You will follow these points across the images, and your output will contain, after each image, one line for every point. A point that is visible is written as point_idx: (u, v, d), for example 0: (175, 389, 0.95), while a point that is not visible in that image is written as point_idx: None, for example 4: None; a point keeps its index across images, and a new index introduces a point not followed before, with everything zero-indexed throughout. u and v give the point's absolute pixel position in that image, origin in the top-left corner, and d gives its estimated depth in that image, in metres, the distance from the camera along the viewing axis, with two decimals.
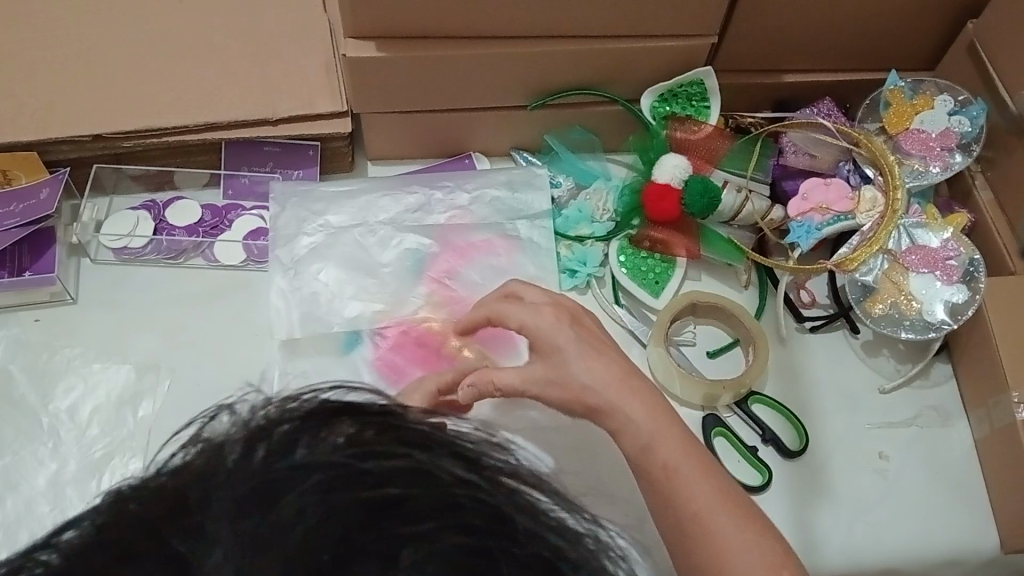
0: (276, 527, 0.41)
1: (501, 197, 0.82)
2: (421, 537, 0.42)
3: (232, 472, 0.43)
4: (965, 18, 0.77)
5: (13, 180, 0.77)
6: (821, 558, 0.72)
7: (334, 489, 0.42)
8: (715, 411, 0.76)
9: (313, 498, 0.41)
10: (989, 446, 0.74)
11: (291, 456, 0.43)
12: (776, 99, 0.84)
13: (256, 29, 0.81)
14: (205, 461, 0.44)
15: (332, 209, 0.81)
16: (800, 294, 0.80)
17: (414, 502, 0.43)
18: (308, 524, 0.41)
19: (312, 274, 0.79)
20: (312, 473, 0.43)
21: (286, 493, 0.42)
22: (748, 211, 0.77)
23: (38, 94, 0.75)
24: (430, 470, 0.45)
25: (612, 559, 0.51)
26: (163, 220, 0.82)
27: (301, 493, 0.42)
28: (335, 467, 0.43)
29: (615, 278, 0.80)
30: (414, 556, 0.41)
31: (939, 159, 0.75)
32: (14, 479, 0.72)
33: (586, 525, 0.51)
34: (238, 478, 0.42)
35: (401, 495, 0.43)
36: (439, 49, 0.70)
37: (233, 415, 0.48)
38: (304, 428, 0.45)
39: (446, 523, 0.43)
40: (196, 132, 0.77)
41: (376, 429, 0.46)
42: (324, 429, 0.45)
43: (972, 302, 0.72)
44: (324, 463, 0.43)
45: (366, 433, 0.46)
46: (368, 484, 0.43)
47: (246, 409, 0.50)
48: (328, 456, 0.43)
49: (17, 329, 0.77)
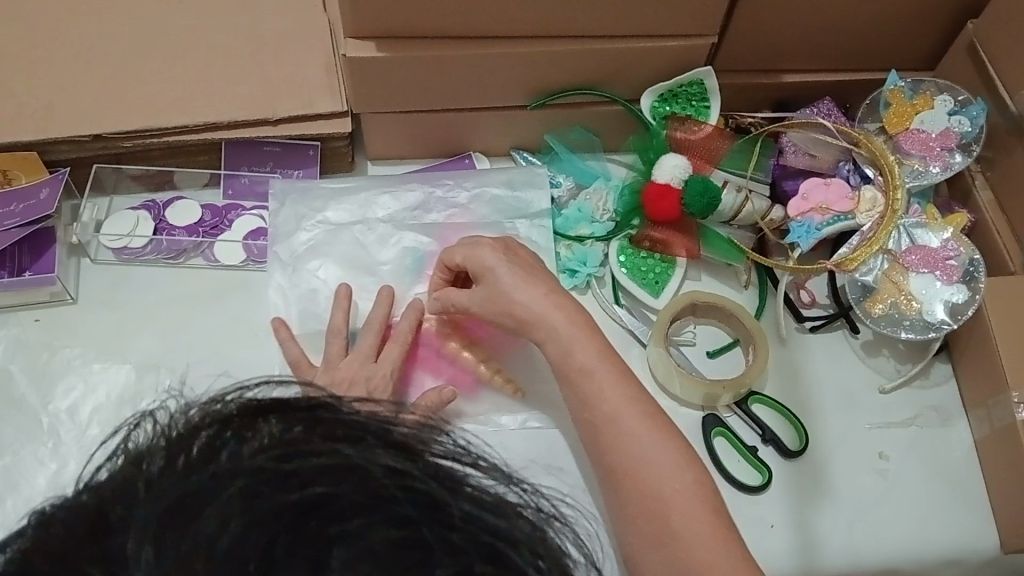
0: (204, 539, 0.42)
1: (501, 196, 0.82)
2: (350, 536, 0.43)
3: (160, 485, 0.44)
4: (965, 19, 0.77)
5: (13, 180, 0.77)
6: (821, 559, 0.72)
7: (258, 494, 0.44)
8: (715, 410, 0.76)
9: (238, 501, 0.43)
10: (989, 446, 0.74)
11: (218, 461, 0.45)
12: (776, 99, 0.84)
13: (256, 28, 0.81)
14: (130, 475, 0.45)
15: (332, 206, 0.81)
16: (800, 294, 0.80)
17: (340, 501, 0.44)
18: (234, 533, 0.42)
19: (312, 274, 0.79)
20: (234, 479, 0.44)
21: (210, 503, 0.43)
22: (749, 212, 0.77)
23: (38, 94, 0.75)
24: (360, 466, 0.46)
25: (552, 526, 0.53)
26: (163, 220, 0.82)
27: (222, 499, 0.43)
28: (253, 473, 0.44)
29: (615, 278, 0.80)
30: (345, 555, 0.42)
31: (939, 159, 0.75)
32: (14, 479, 0.72)
33: (525, 496, 0.52)
34: (166, 490, 0.43)
35: (327, 494, 0.44)
36: (438, 49, 0.70)
37: (174, 419, 0.49)
38: (234, 427, 0.47)
39: (377, 517, 0.44)
40: (196, 132, 0.77)
41: (304, 425, 0.48)
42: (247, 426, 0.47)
43: (972, 302, 0.72)
44: (248, 467, 0.44)
45: (294, 429, 0.47)
46: (291, 484, 0.44)
47: (181, 413, 0.51)
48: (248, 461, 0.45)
49: (17, 330, 0.77)
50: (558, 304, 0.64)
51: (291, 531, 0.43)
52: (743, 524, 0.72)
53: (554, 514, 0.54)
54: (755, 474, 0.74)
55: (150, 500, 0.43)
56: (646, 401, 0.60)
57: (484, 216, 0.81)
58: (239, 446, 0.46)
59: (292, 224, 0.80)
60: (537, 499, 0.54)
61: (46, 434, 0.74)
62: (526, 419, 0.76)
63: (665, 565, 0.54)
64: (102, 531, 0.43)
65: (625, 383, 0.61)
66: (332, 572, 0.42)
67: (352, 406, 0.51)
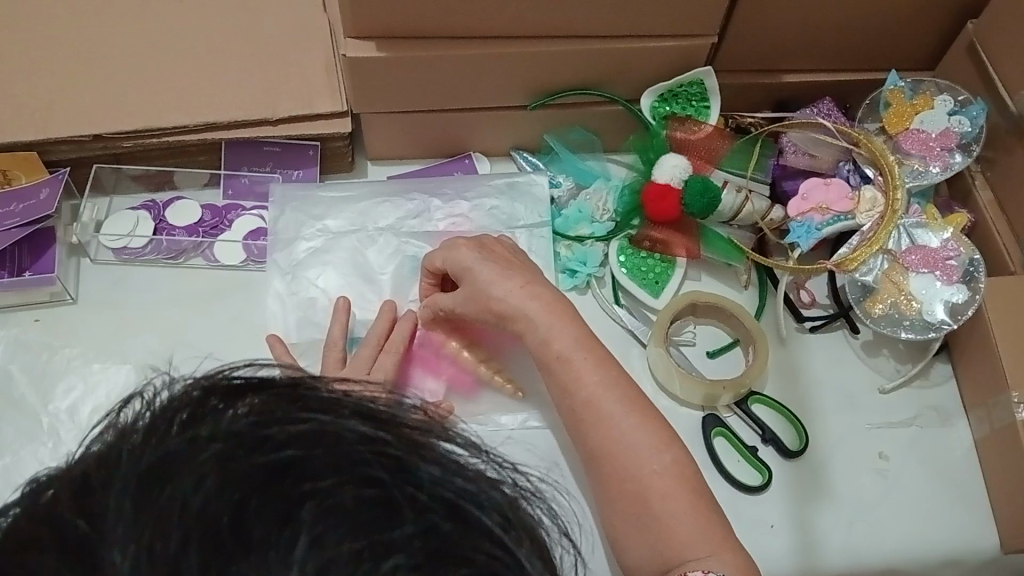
0: (173, 500, 0.41)
1: (500, 206, 0.82)
2: (320, 493, 0.42)
3: (131, 454, 0.43)
4: (965, 19, 0.77)
5: (13, 180, 0.77)
6: (821, 558, 0.72)
7: (232, 457, 0.43)
8: (715, 410, 0.76)
9: (213, 462, 0.42)
10: (989, 446, 0.74)
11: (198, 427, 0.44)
12: (776, 99, 0.84)
13: (257, 29, 0.81)
14: (106, 450, 0.44)
15: (332, 214, 0.81)
16: (800, 294, 0.80)
17: (313, 461, 0.43)
18: (205, 491, 0.41)
19: (310, 279, 0.79)
20: (209, 445, 0.43)
21: (184, 467, 0.42)
22: (749, 212, 0.77)
23: (38, 94, 0.75)
24: (334, 431, 0.45)
25: (529, 500, 0.52)
26: (163, 220, 0.82)
27: (195, 463, 0.42)
28: (230, 437, 0.44)
29: (615, 278, 0.80)
30: (314, 510, 0.41)
31: (939, 159, 0.75)
32: (14, 479, 0.72)
33: (499, 470, 0.52)
34: (137, 458, 0.43)
35: (298, 456, 0.43)
36: (438, 49, 0.70)
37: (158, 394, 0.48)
38: (211, 402, 0.46)
39: (343, 477, 0.43)
40: (196, 132, 0.77)
41: (283, 397, 0.46)
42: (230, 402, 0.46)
43: (972, 302, 0.72)
44: (224, 434, 0.44)
45: (274, 400, 0.46)
46: (263, 448, 0.43)
47: (162, 390, 0.49)
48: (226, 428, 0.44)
49: (17, 329, 0.77)
50: (557, 304, 0.64)
51: (263, 490, 0.42)
52: (743, 523, 0.72)
53: (531, 489, 0.54)
54: (755, 474, 0.74)
55: (123, 467, 0.42)
56: (646, 401, 0.60)
57: (482, 222, 0.81)
58: (222, 412, 0.45)
59: (292, 225, 0.80)
60: (512, 475, 0.53)
61: (46, 434, 0.73)
62: (526, 418, 0.76)
63: (666, 564, 0.54)
64: (79, 494, 0.42)
65: (625, 383, 0.60)
66: (302, 526, 0.41)
67: (332, 385, 0.49)
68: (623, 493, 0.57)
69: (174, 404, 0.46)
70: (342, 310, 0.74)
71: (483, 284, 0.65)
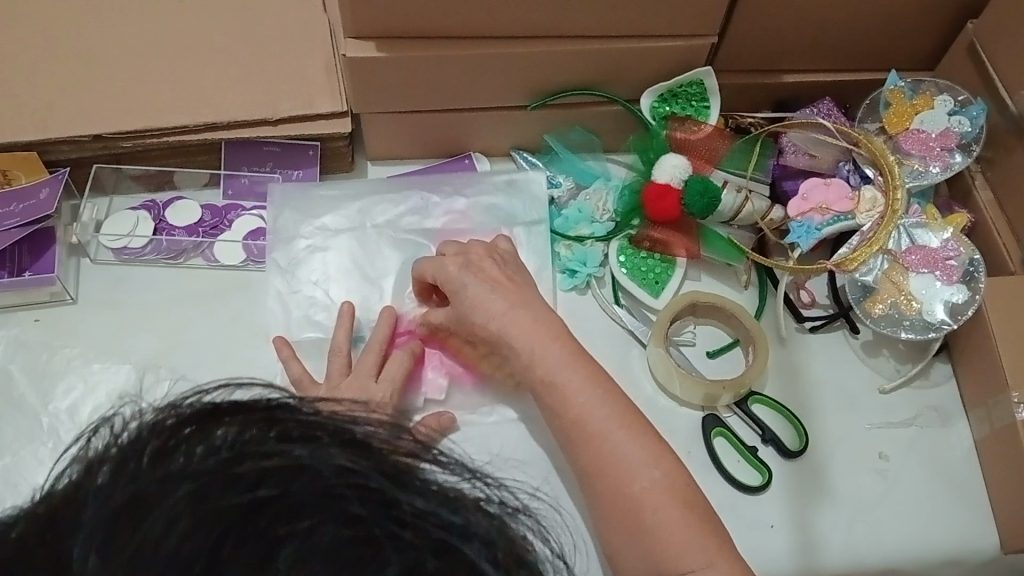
0: (145, 543, 0.42)
1: (500, 204, 0.81)
2: (296, 535, 0.43)
3: (101, 494, 0.44)
4: (966, 18, 0.77)
5: (13, 180, 0.77)
6: (821, 558, 0.72)
7: (205, 496, 0.44)
8: (715, 411, 0.76)
9: (183, 503, 0.43)
10: (989, 446, 0.74)
11: (170, 462, 0.45)
12: (776, 99, 0.84)
13: (256, 29, 0.81)
14: (75, 488, 0.45)
15: (331, 212, 0.81)
16: (800, 294, 0.80)
17: (285, 501, 0.44)
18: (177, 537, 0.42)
19: (305, 283, 0.79)
20: (181, 485, 0.44)
21: (156, 507, 0.43)
22: (749, 211, 0.77)
23: (37, 94, 0.75)
24: (311, 466, 0.45)
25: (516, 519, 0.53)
26: (163, 220, 0.82)
27: (168, 503, 0.43)
28: (202, 475, 0.44)
29: (615, 278, 0.80)
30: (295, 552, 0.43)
31: (939, 159, 0.75)
32: (14, 480, 0.71)
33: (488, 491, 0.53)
34: (106, 500, 0.44)
35: (270, 496, 0.44)
36: (437, 49, 0.70)
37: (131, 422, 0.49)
38: (184, 433, 0.47)
39: (323, 516, 0.44)
40: (196, 132, 0.77)
41: (258, 427, 0.47)
42: (203, 430, 0.47)
43: (972, 302, 0.72)
44: (196, 471, 0.44)
45: (249, 432, 0.47)
46: (238, 486, 0.44)
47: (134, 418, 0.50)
48: (199, 465, 0.45)
49: (17, 329, 0.77)
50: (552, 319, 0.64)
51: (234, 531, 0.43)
52: (743, 523, 0.72)
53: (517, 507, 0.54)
54: (755, 474, 0.74)
55: (94, 509, 0.43)
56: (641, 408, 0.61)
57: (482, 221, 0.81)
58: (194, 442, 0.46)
59: (294, 226, 0.80)
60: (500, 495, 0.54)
61: (46, 435, 0.73)
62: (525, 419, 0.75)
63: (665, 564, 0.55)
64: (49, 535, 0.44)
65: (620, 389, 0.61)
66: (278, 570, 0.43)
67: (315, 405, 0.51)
68: (623, 494, 0.57)
69: (146, 437, 0.46)
70: (348, 319, 0.74)
71: (481, 292, 0.65)
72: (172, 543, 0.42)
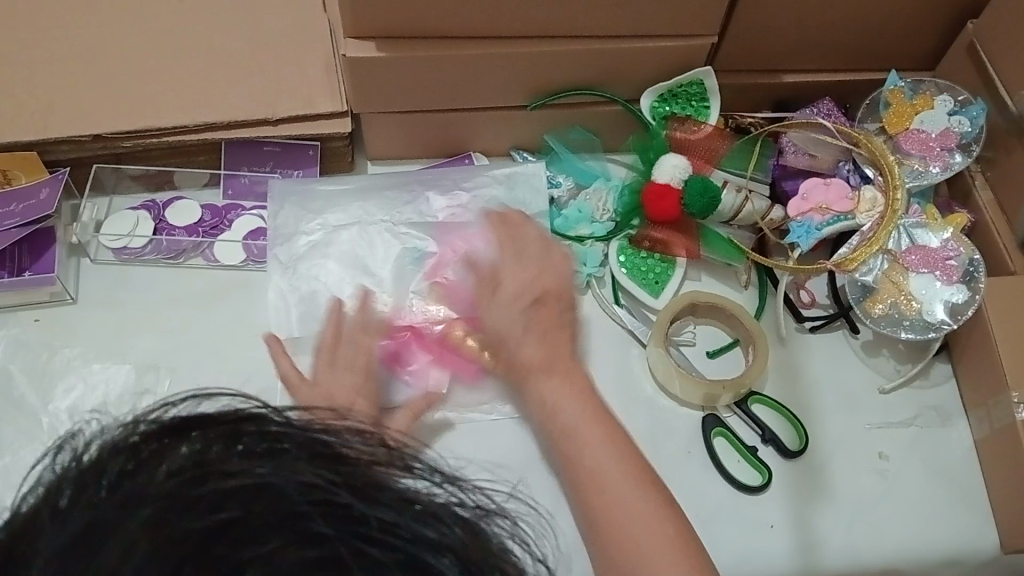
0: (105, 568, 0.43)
1: (499, 196, 0.81)
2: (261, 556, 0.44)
3: (62, 517, 0.44)
4: (966, 19, 0.77)
5: (13, 180, 0.77)
6: (821, 559, 0.72)
7: (165, 521, 0.44)
8: (715, 411, 0.76)
9: (144, 529, 0.43)
10: (989, 446, 0.74)
11: (130, 484, 0.45)
12: (776, 99, 0.84)
13: (256, 28, 0.81)
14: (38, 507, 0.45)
15: (330, 208, 0.81)
16: (801, 294, 0.80)
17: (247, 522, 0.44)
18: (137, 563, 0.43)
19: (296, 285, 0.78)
20: (141, 508, 0.44)
21: (114, 533, 0.43)
22: (749, 212, 0.77)
23: (38, 94, 0.75)
24: (275, 485, 0.46)
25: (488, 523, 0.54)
26: (163, 220, 0.82)
27: (129, 528, 0.44)
28: (161, 499, 0.44)
29: (615, 278, 0.80)
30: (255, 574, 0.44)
31: (939, 159, 0.75)
32: (14, 480, 0.71)
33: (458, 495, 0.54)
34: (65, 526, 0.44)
35: (232, 519, 0.44)
36: (437, 49, 0.70)
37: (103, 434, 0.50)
38: (148, 448, 0.47)
39: (289, 537, 0.44)
40: (196, 132, 0.77)
41: (223, 443, 0.47)
42: (166, 447, 0.47)
43: (972, 302, 0.72)
44: (156, 492, 0.45)
45: (211, 449, 0.47)
46: (198, 509, 0.44)
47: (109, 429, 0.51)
48: (161, 487, 0.45)
49: (17, 329, 0.77)
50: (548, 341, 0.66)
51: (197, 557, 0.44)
52: (742, 523, 0.72)
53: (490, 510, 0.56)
54: (755, 474, 0.74)
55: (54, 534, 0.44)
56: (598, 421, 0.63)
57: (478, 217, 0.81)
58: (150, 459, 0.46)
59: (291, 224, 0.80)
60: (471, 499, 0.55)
61: (46, 434, 0.73)
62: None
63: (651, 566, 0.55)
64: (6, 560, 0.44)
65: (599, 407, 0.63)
66: None
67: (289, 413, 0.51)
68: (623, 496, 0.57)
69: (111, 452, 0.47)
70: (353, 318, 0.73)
71: None
72: (139, 555, 0.43)
